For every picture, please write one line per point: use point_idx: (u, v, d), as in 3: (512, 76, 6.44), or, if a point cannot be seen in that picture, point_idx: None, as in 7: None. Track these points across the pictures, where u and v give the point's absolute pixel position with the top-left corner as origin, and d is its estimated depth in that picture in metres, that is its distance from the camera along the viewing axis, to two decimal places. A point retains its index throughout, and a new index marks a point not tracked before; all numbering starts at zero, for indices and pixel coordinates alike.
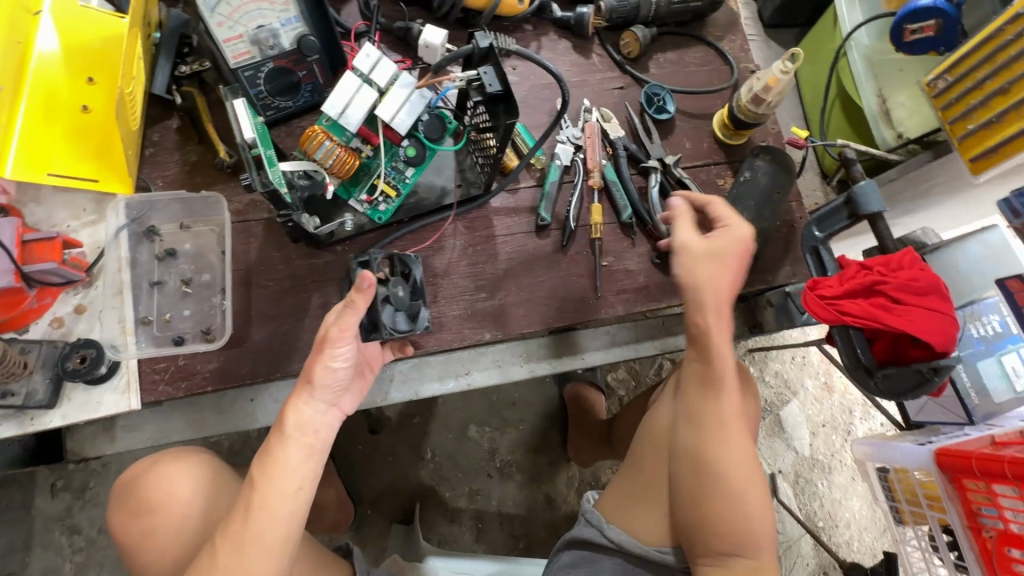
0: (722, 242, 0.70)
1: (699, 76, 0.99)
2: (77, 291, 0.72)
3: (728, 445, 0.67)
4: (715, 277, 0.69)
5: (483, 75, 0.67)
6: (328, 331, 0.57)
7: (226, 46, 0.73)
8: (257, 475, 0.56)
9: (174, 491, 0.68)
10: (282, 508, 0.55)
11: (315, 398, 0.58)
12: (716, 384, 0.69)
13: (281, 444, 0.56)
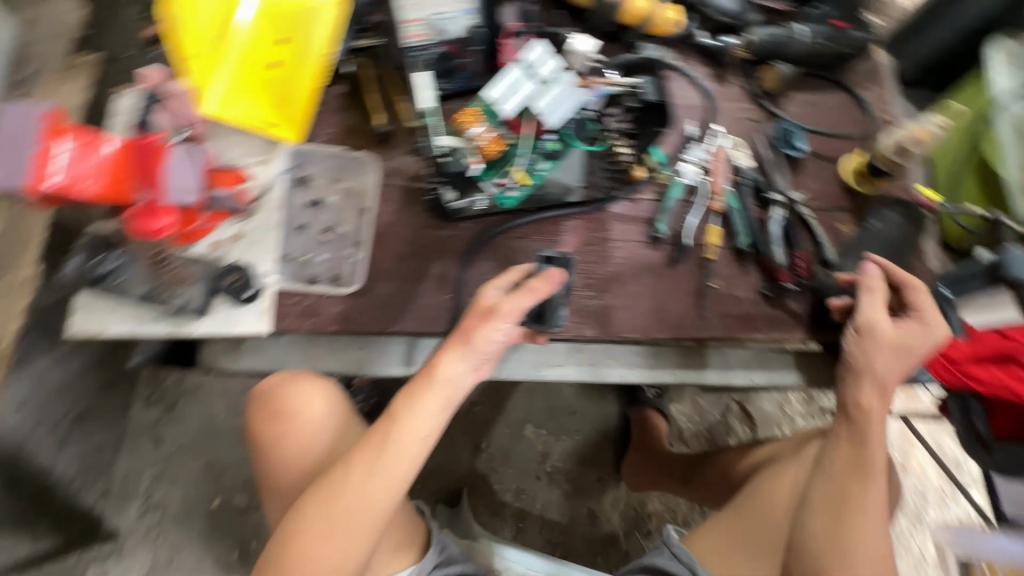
0: (910, 334, 0.74)
1: (834, 120, 0.99)
2: (238, 220, 0.81)
3: (868, 525, 0.72)
4: (891, 369, 0.74)
5: (643, 86, 0.89)
6: (498, 305, 0.66)
7: (407, 28, 0.84)
8: (398, 410, 0.65)
9: (310, 408, 0.81)
10: (410, 447, 0.64)
11: (466, 358, 0.65)
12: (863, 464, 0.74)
13: (428, 390, 0.65)
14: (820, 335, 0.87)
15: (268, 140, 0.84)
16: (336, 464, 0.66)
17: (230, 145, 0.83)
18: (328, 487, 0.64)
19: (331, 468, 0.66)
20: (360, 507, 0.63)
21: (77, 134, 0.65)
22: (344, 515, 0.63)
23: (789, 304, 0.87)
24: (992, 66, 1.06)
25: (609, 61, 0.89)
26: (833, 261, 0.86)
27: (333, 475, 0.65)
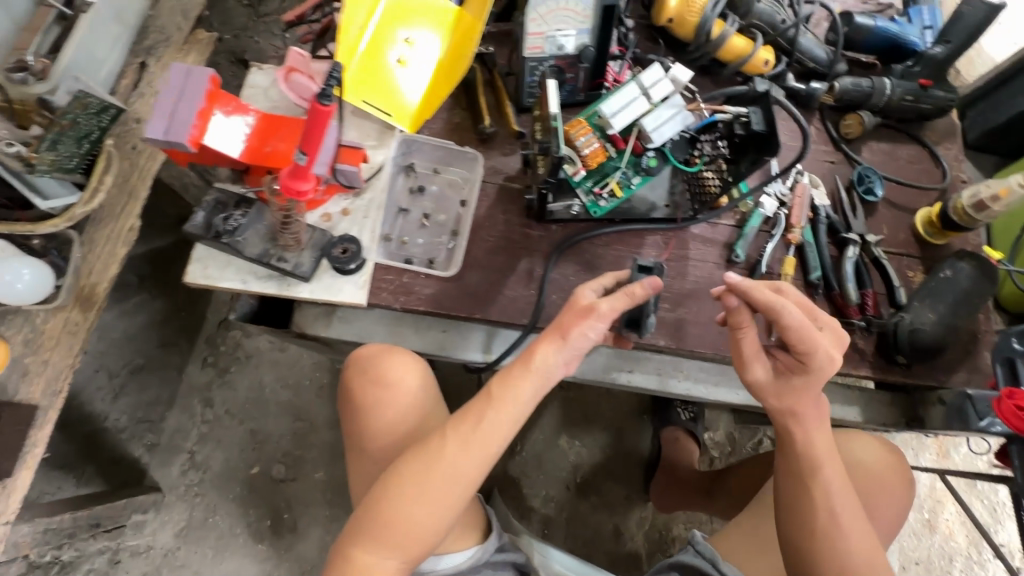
0: (800, 364, 0.68)
1: (909, 171, 1.03)
2: (348, 196, 0.86)
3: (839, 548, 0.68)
4: (791, 401, 0.70)
5: (751, 114, 0.77)
6: (597, 305, 0.65)
7: (529, 38, 0.87)
8: (495, 391, 0.67)
9: (406, 379, 0.81)
10: (504, 428, 0.68)
11: (562, 351, 0.66)
12: (825, 484, 0.70)
13: (525, 376, 0.67)
14: (884, 374, 0.89)
15: (382, 126, 0.90)
16: (430, 436, 0.70)
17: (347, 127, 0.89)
18: (422, 455, 0.68)
19: (427, 437, 0.70)
20: (450, 476, 0.67)
21: (228, 101, 0.75)
22: (437, 482, 0.67)
23: (856, 341, 0.90)
24: None
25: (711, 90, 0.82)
26: (903, 303, 0.89)
27: (429, 446, 0.68)
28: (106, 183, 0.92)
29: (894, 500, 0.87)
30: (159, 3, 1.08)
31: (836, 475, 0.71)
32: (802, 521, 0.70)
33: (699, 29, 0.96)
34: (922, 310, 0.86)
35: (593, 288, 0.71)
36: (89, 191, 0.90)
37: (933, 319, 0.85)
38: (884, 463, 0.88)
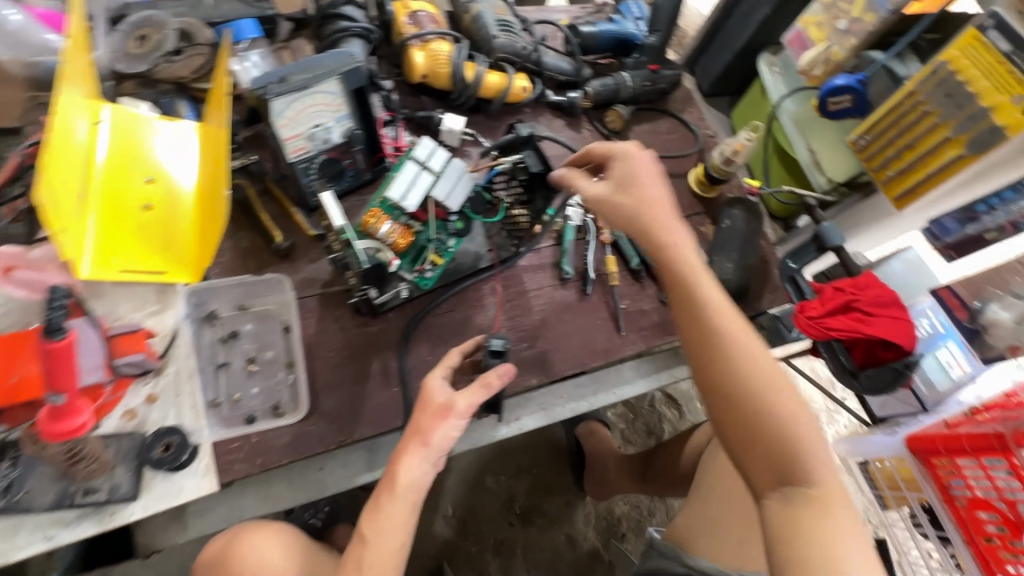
0: (632, 175, 0.72)
1: (671, 143, 1.18)
2: (147, 380, 0.74)
3: (736, 368, 0.61)
4: (638, 202, 0.69)
5: (527, 158, 0.91)
6: (454, 403, 0.67)
7: (287, 143, 0.81)
8: (367, 531, 0.64)
9: (267, 555, 0.75)
10: (390, 561, 0.64)
11: (426, 458, 0.66)
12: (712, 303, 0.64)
13: (391, 502, 0.64)
14: None
15: (156, 285, 0.78)
16: None
17: (113, 302, 0.77)
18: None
19: None
20: None
21: None
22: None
23: None
24: (765, 75, 1.35)
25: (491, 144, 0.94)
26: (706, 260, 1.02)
27: None
28: None
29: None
30: None
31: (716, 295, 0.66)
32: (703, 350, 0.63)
33: (454, 77, 0.99)
34: (722, 262, 1.00)
35: (442, 372, 0.72)
36: None
37: (732, 267, 0.99)
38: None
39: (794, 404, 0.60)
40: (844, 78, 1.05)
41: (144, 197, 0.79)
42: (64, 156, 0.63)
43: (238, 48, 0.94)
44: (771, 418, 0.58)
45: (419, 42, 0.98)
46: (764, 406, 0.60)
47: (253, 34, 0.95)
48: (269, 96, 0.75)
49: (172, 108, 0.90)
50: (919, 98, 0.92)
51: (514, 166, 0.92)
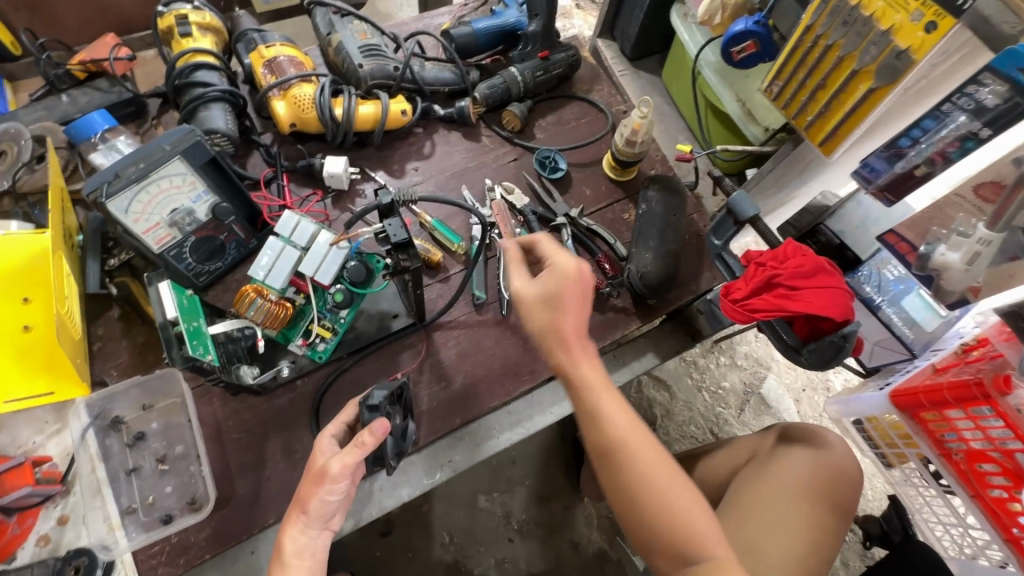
0: (551, 286, 0.62)
1: (580, 128, 1.10)
2: (56, 503, 0.74)
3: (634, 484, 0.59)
4: (552, 321, 0.62)
5: (388, 227, 0.72)
6: (328, 467, 0.64)
7: (147, 236, 0.78)
8: None
9: None
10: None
11: (309, 525, 0.65)
12: (604, 417, 0.60)
13: (281, 574, 0.63)
14: (652, 315, 0.95)
15: (53, 404, 0.79)
16: None
17: (15, 430, 0.77)
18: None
19: None
20: None
21: None
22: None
23: (614, 303, 0.95)
24: (679, 28, 1.24)
25: (356, 212, 0.77)
26: (626, 254, 0.96)
27: None
28: None
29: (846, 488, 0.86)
30: None
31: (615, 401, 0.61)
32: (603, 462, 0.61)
33: (323, 119, 0.94)
34: (641, 253, 0.92)
35: (332, 434, 0.70)
36: None
37: (652, 258, 0.91)
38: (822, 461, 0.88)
39: (688, 504, 0.58)
40: (743, 23, 0.94)
41: (20, 317, 0.79)
42: None
43: (93, 142, 0.89)
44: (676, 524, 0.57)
45: (279, 91, 0.94)
46: (679, 513, 0.58)
47: (105, 122, 0.90)
48: (104, 198, 0.72)
49: (44, 219, 0.88)
50: (818, 32, 0.81)
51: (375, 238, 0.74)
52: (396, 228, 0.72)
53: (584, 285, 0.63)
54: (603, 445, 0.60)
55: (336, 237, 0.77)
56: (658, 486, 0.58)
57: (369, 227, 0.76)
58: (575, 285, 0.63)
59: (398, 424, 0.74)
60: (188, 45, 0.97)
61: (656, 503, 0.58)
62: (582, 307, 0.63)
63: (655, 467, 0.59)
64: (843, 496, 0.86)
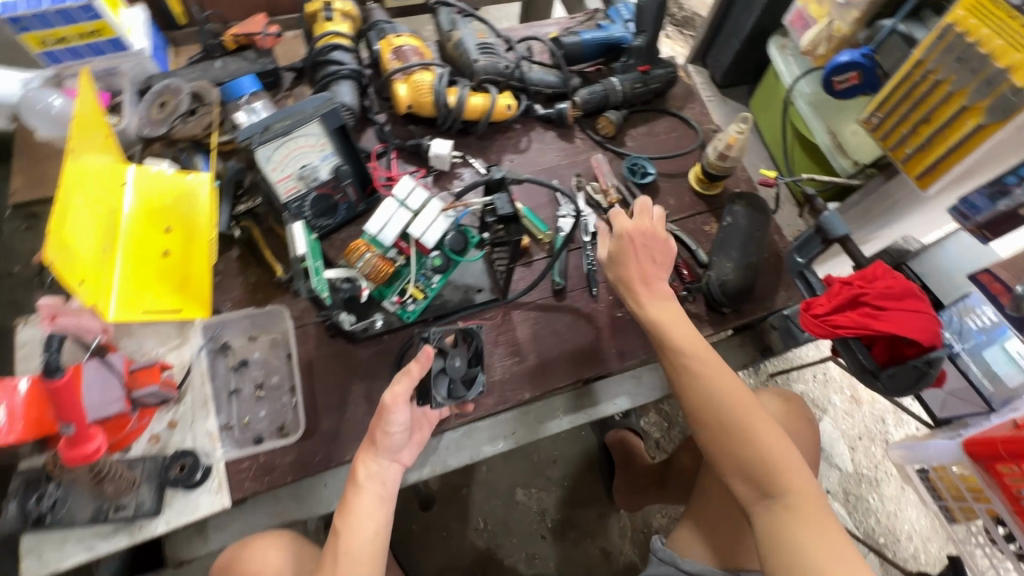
0: (623, 241, 0.83)
1: (670, 141, 1.14)
2: (169, 408, 0.83)
3: (719, 404, 0.74)
4: (627, 265, 0.83)
5: (496, 200, 0.78)
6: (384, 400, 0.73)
7: (279, 185, 0.88)
8: (339, 527, 0.71)
9: (271, 561, 0.76)
10: (361, 552, 0.69)
11: (379, 455, 0.76)
12: (687, 347, 0.77)
13: (356, 494, 0.73)
14: (723, 325, 0.97)
15: (177, 322, 0.88)
16: None
17: (140, 339, 0.87)
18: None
19: None
20: None
21: None
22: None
23: (688, 308, 0.98)
24: (776, 58, 1.27)
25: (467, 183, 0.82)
26: (706, 261, 0.98)
27: None
28: None
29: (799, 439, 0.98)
30: None
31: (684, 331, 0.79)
32: (678, 381, 0.78)
33: (438, 104, 1.03)
34: (721, 262, 0.95)
35: None
36: None
37: (732, 267, 0.94)
38: (785, 409, 1.00)
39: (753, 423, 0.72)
40: (847, 54, 0.96)
41: (161, 243, 0.91)
42: (75, 224, 0.72)
43: (240, 102, 1.02)
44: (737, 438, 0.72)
45: (402, 75, 1.03)
46: (736, 432, 0.72)
47: (252, 86, 1.02)
48: (254, 144, 0.82)
49: (189, 164, 1.00)
50: (928, 68, 0.83)
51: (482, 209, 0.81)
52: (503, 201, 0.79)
53: (643, 235, 0.83)
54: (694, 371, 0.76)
55: (445, 206, 0.85)
56: (737, 408, 0.74)
57: (477, 199, 0.84)
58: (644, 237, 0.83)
59: (456, 368, 0.78)
60: (328, 27, 1.08)
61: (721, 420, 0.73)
62: (653, 259, 0.83)
63: (732, 391, 0.74)
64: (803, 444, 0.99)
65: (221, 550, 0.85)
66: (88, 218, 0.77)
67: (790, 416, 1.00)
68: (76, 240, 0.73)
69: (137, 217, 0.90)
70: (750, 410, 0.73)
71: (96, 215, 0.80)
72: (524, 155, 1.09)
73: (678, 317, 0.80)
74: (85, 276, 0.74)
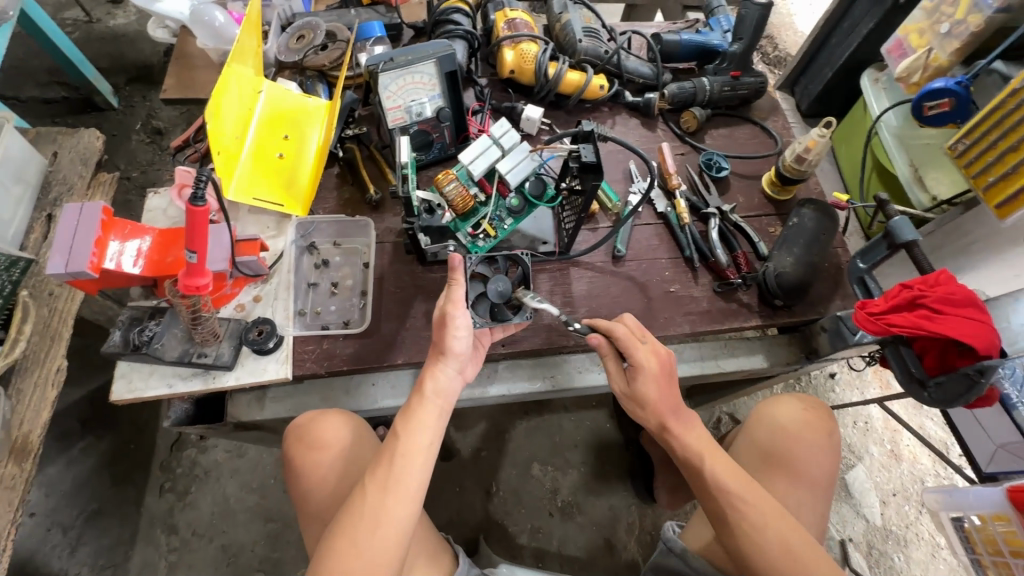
0: (646, 372, 0.81)
1: (748, 145, 1.19)
2: (257, 284, 0.93)
3: (749, 521, 0.73)
4: (658, 401, 0.81)
5: (582, 149, 0.85)
6: (446, 311, 0.78)
7: (389, 112, 0.98)
8: (400, 427, 0.77)
9: (341, 437, 0.81)
10: (419, 456, 0.76)
11: (448, 366, 0.80)
12: (721, 482, 0.76)
13: (421, 404, 0.78)
14: (772, 318, 1.00)
15: (278, 216, 0.99)
16: (357, 487, 0.76)
17: (244, 224, 0.98)
18: (355, 528, 0.72)
19: (348, 498, 0.75)
20: (381, 522, 0.72)
21: (123, 226, 0.82)
22: (373, 545, 0.71)
23: (740, 297, 1.01)
24: (867, 89, 1.29)
25: (559, 133, 0.89)
26: (767, 254, 1.02)
27: (352, 503, 0.74)
28: (25, 331, 1.05)
29: (811, 450, 0.85)
30: (57, 160, 1.29)
31: (694, 437, 0.81)
32: (700, 486, 0.78)
33: (538, 73, 1.12)
34: (781, 256, 0.98)
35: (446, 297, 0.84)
36: (10, 342, 1.02)
37: (791, 262, 0.97)
38: (807, 417, 0.87)
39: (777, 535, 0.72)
40: (942, 81, 0.99)
41: (277, 146, 1.03)
42: (226, 104, 0.84)
43: (366, 43, 1.13)
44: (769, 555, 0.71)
45: (510, 43, 1.13)
46: (775, 550, 0.71)
47: (380, 32, 1.13)
48: (378, 70, 0.94)
49: (312, 90, 1.13)
50: None
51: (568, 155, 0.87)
52: (589, 150, 0.85)
53: (667, 364, 0.83)
54: (731, 511, 0.74)
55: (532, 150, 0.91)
56: (766, 522, 0.73)
57: (564, 147, 0.90)
58: (661, 368, 0.82)
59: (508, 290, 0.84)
60: None
61: (750, 535, 0.72)
62: (674, 391, 0.83)
63: (776, 524, 0.72)
64: (824, 456, 0.85)
65: (273, 421, 0.93)
66: (235, 105, 0.90)
67: (809, 428, 0.86)
68: (225, 116, 0.85)
69: (264, 122, 1.03)
70: (790, 538, 0.71)
71: (240, 105, 0.92)
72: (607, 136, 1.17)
73: (715, 450, 0.80)
74: (223, 148, 0.86)
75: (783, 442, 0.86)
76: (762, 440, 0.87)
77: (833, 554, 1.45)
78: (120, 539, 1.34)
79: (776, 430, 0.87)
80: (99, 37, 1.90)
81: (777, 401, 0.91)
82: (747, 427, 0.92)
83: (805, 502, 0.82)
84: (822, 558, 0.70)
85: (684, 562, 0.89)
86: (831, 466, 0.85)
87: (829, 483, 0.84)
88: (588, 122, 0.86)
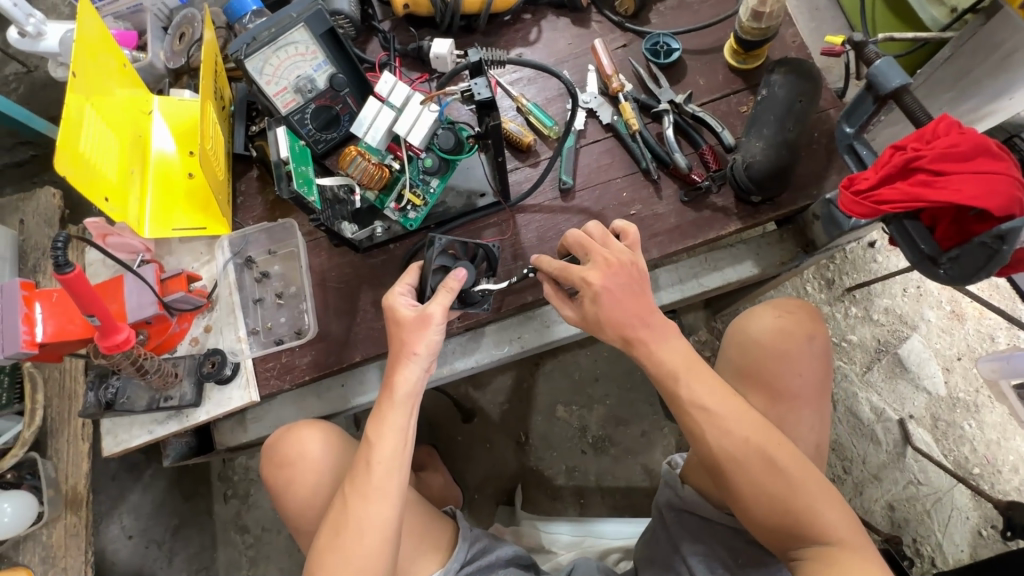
0: (607, 292, 0.68)
1: (704, 11, 0.98)
2: (204, 314, 0.92)
3: (730, 445, 0.64)
4: (614, 315, 0.68)
5: (473, 86, 0.72)
6: (430, 311, 0.73)
7: (276, 98, 0.89)
8: (372, 435, 0.72)
9: (309, 451, 0.82)
10: (393, 459, 0.72)
11: (416, 364, 0.73)
12: (700, 402, 0.66)
13: (390, 408, 0.72)
14: (753, 218, 0.86)
15: (206, 240, 0.96)
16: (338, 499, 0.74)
17: (178, 257, 0.96)
18: (341, 540, 0.70)
19: (331, 509, 0.74)
20: (361, 531, 0.70)
21: (48, 295, 0.81)
22: (358, 553, 0.69)
23: (713, 201, 0.87)
24: None
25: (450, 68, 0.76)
26: (734, 143, 0.87)
27: (336, 515, 0.72)
28: (39, 400, 1.11)
29: (790, 364, 0.75)
30: (24, 228, 1.32)
31: (672, 349, 0.69)
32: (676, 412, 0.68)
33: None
34: (750, 143, 0.83)
35: (403, 290, 0.76)
36: (28, 415, 1.10)
37: (762, 148, 0.81)
38: (781, 327, 0.76)
39: (761, 458, 0.64)
40: None
41: (186, 166, 0.97)
42: (90, 145, 0.79)
43: (244, 22, 1.00)
44: (765, 479, 0.63)
45: None
46: (765, 472, 0.63)
47: (254, 4, 1.00)
48: (242, 57, 0.85)
49: None
50: None
51: (462, 96, 0.75)
52: (483, 85, 0.72)
53: (626, 275, 0.69)
54: (708, 432, 0.65)
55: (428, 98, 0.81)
56: (752, 443, 0.64)
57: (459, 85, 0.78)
58: (618, 286, 0.69)
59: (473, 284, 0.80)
60: None
61: (742, 459, 0.64)
62: (636, 297, 0.69)
63: (773, 449, 0.64)
64: (802, 366, 0.75)
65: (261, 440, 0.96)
66: (110, 141, 0.84)
67: (788, 338, 0.76)
68: (95, 158, 0.80)
69: (164, 143, 0.97)
70: (776, 456, 0.64)
71: (118, 139, 0.86)
72: (534, 49, 1.00)
73: (693, 365, 0.68)
74: (108, 192, 0.81)
75: (758, 359, 0.76)
76: (735, 360, 0.79)
77: (892, 435, 1.34)
78: (203, 545, 1.49)
79: (750, 351, 0.77)
80: (42, 85, 1.87)
81: (748, 313, 0.80)
82: (724, 347, 0.82)
83: (792, 419, 0.74)
84: (813, 476, 0.63)
85: (675, 494, 0.81)
86: (817, 374, 0.76)
87: (817, 393, 0.76)
88: (473, 48, 0.72)
